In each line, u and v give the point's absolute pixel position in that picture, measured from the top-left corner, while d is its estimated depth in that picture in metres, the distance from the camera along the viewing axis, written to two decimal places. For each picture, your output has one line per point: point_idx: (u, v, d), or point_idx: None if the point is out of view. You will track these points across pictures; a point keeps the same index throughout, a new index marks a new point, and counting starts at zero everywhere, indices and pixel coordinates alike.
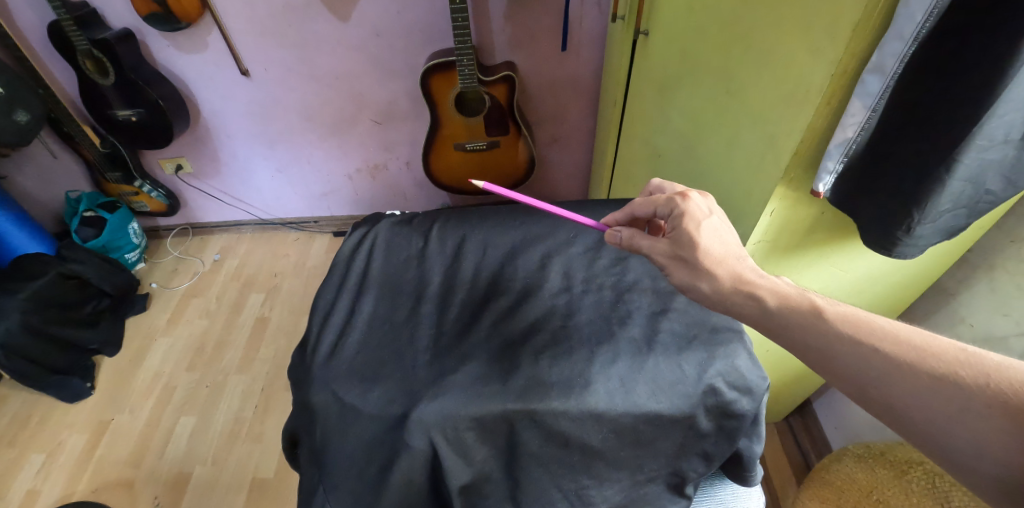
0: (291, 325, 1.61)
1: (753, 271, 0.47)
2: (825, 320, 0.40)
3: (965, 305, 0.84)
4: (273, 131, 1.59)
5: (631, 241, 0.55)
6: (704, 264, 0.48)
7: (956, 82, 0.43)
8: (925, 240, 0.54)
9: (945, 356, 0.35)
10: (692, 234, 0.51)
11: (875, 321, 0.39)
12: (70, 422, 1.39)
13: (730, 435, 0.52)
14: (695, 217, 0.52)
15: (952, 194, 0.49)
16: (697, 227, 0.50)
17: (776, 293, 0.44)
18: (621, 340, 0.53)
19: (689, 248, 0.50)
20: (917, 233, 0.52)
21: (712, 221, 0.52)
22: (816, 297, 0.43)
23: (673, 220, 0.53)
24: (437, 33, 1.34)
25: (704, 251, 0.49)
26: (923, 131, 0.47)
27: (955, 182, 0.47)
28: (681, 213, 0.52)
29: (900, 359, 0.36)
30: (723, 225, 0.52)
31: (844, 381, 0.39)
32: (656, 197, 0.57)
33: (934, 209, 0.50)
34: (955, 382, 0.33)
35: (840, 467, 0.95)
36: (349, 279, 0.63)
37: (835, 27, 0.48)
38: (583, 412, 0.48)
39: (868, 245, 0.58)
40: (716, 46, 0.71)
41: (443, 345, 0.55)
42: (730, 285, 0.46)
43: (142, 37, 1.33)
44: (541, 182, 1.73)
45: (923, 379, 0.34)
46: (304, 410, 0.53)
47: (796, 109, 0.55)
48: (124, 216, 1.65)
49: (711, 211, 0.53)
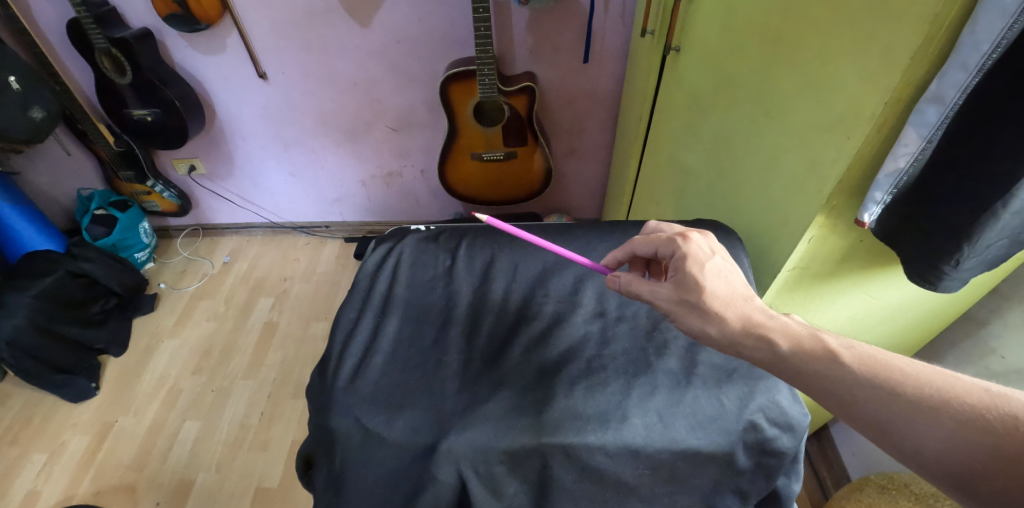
0: (299, 330, 1.60)
1: (762, 313, 0.44)
2: (842, 364, 0.38)
3: (996, 335, 0.80)
4: (288, 135, 1.58)
5: (629, 285, 0.51)
6: (711, 307, 0.45)
7: (1002, 116, 0.40)
8: (970, 273, 0.51)
9: (969, 398, 0.33)
10: (697, 277, 0.48)
11: (892, 363, 0.36)
12: (73, 422, 1.37)
13: (768, 472, 0.49)
14: (697, 258, 0.49)
15: (1003, 230, 0.45)
16: (700, 269, 0.48)
17: (788, 336, 0.41)
18: (658, 371, 0.52)
19: (694, 291, 0.47)
20: (965, 266, 0.49)
21: (715, 261, 0.49)
22: (828, 337, 0.40)
23: (674, 263, 0.50)
24: (458, 42, 1.33)
25: (711, 294, 0.46)
26: (966, 162, 0.45)
27: (1009, 216, 0.44)
28: (683, 255, 0.49)
29: (923, 403, 0.34)
30: (722, 264, 0.49)
31: (866, 428, 0.36)
32: (657, 235, 0.54)
33: (984, 242, 0.47)
34: (983, 426, 0.31)
35: (863, 498, 0.88)
36: (374, 296, 0.61)
37: (891, 55, 0.46)
38: (619, 447, 0.46)
39: (912, 280, 0.55)
40: (755, 66, 0.70)
41: (473, 373, 0.53)
42: (740, 327, 0.44)
43: (161, 37, 1.33)
44: (555, 193, 1.71)
45: (948, 422, 0.32)
46: (322, 435, 0.50)
47: (842, 135, 0.54)
48: (135, 216, 1.64)
49: (710, 252, 0.50)
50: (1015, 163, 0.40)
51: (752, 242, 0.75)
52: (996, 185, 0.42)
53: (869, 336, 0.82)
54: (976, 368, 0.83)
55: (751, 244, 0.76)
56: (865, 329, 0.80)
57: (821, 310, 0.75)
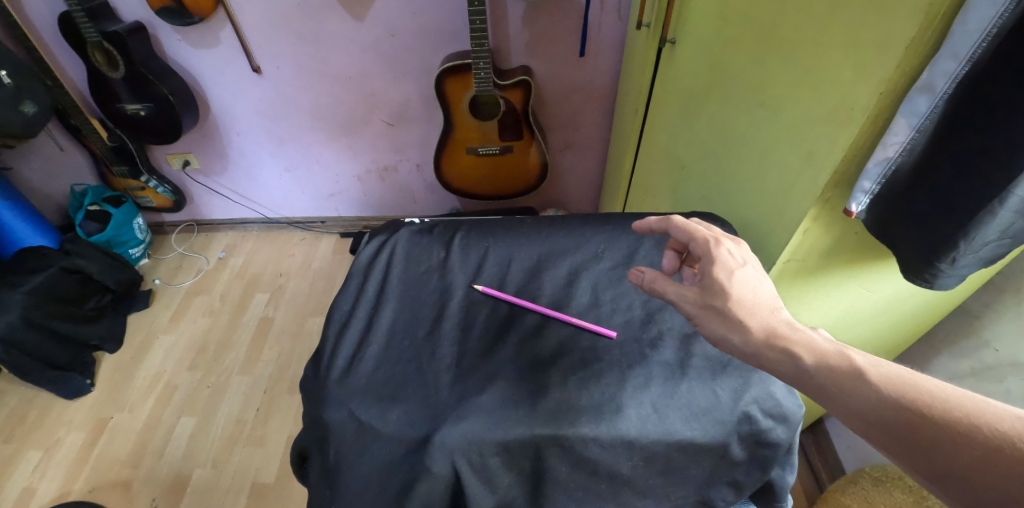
0: (295, 326, 1.59)
1: (786, 324, 0.43)
2: (867, 382, 0.36)
3: (991, 328, 0.80)
4: (283, 129, 1.57)
5: (653, 283, 0.52)
6: (736, 314, 0.45)
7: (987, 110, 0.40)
8: (966, 270, 0.50)
9: (1001, 425, 0.31)
10: (724, 283, 0.48)
11: (922, 386, 0.35)
12: (68, 419, 1.37)
13: (763, 463, 0.50)
14: (726, 265, 0.49)
15: (1001, 225, 0.44)
16: (728, 276, 0.48)
17: (811, 350, 0.40)
18: (653, 363, 0.52)
19: (720, 297, 0.47)
20: (961, 264, 0.48)
21: (746, 271, 0.48)
22: (855, 354, 0.39)
23: (703, 266, 0.50)
24: (453, 35, 1.32)
25: (736, 300, 0.46)
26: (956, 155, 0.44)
27: (1005, 214, 0.43)
28: (712, 260, 0.49)
29: (949, 429, 0.32)
30: (752, 275, 0.48)
31: (892, 451, 0.35)
32: (694, 231, 0.54)
33: (979, 240, 0.45)
34: (1013, 456, 0.29)
35: (856, 490, 0.89)
36: (367, 288, 0.61)
37: (885, 46, 0.45)
38: (614, 439, 0.46)
39: (906, 277, 0.54)
40: (751, 57, 0.69)
41: (467, 364, 0.53)
42: (762, 338, 0.43)
43: (154, 31, 1.32)
44: (551, 188, 1.71)
45: (975, 451, 0.31)
46: (315, 428, 0.50)
47: (837, 127, 0.53)
48: (129, 211, 1.63)
49: (740, 262, 0.49)
50: (1011, 159, 0.39)
51: (748, 234, 0.75)
52: (989, 183, 0.41)
53: (864, 330, 0.83)
54: (970, 361, 0.83)
55: (746, 238, 0.76)
56: (860, 322, 0.80)
57: (816, 303, 0.75)
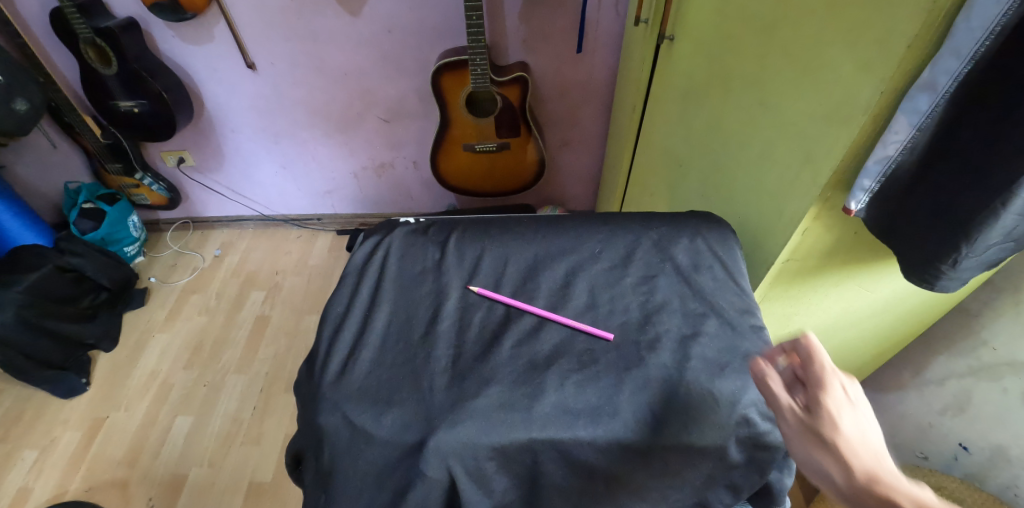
0: (291, 324, 1.58)
1: (901, 479, 0.35)
2: None
3: (989, 327, 0.79)
4: (278, 125, 1.55)
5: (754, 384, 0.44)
6: (840, 454, 0.37)
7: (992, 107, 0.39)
8: (970, 273, 0.49)
9: None
10: (833, 415, 0.39)
11: None
12: (64, 419, 1.36)
13: (762, 467, 0.49)
14: (840, 396, 0.40)
15: (1005, 229, 0.43)
16: (838, 406, 0.39)
17: None
18: (650, 366, 0.51)
19: (824, 431, 0.39)
20: (964, 267, 0.47)
21: (866, 410, 0.40)
22: None
23: (806, 385, 0.42)
24: (450, 31, 1.31)
25: (844, 439, 0.38)
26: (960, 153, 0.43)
27: (1009, 217, 0.42)
28: (821, 381, 0.41)
29: None
30: (867, 419, 0.39)
31: None
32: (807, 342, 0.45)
33: (983, 244, 0.45)
34: None
35: None
36: (361, 290, 0.60)
37: (887, 42, 0.45)
38: (610, 443, 0.46)
39: (908, 278, 0.53)
40: (749, 54, 0.69)
41: (462, 367, 0.52)
42: (868, 490, 0.35)
43: (146, 27, 1.30)
44: (548, 185, 1.70)
45: None
46: (309, 432, 0.49)
47: (837, 125, 0.52)
48: (124, 209, 1.62)
49: (851, 398, 0.40)
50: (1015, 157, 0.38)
51: (747, 233, 0.75)
52: (992, 181, 0.41)
53: (863, 329, 0.82)
54: (968, 360, 0.83)
55: (745, 236, 0.75)
56: (858, 321, 0.80)
57: (814, 302, 0.75)
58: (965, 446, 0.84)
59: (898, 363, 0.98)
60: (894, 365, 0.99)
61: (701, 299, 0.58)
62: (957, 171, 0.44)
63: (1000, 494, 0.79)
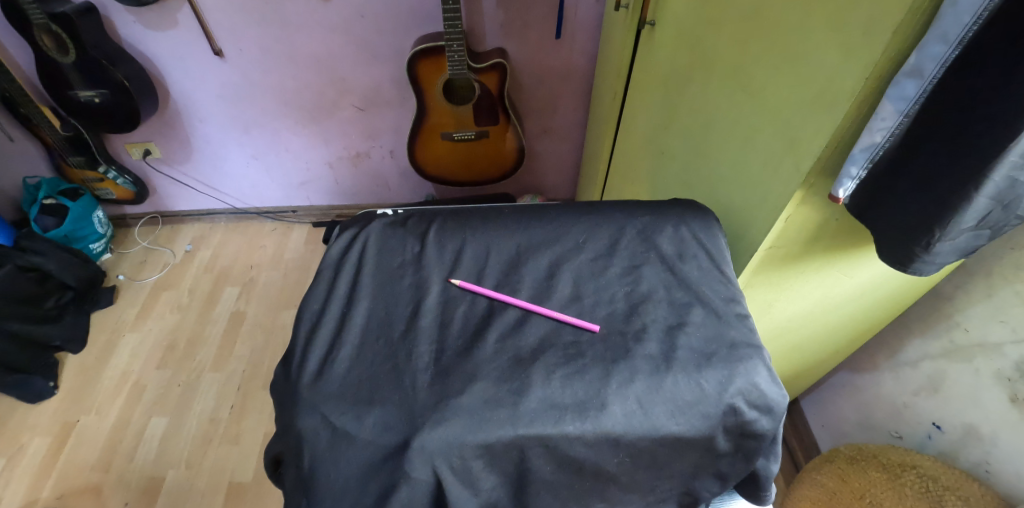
0: (268, 319, 1.54)
1: None
2: None
3: (962, 311, 0.81)
4: (249, 115, 1.49)
5: None
6: None
7: (972, 91, 0.39)
8: (943, 257, 0.49)
9: None
10: None
11: None
12: (31, 424, 1.30)
13: (748, 454, 0.49)
14: None
15: (978, 211, 0.43)
16: None
17: None
18: (637, 357, 0.50)
19: None
20: (936, 251, 0.48)
21: None
22: None
23: None
24: (426, 16, 1.27)
25: None
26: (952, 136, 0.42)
27: (981, 200, 0.42)
28: None
29: None
30: None
31: None
32: None
33: (957, 227, 0.45)
34: None
35: (831, 469, 0.89)
36: (338, 286, 0.58)
37: (873, 28, 0.44)
38: (598, 437, 0.45)
39: (883, 260, 0.54)
40: (732, 39, 0.68)
41: (445, 363, 0.50)
42: None
43: (104, 12, 1.23)
44: (529, 174, 1.69)
45: None
46: (286, 436, 0.47)
47: (822, 111, 0.52)
48: (88, 204, 1.55)
49: None
50: (997, 141, 0.38)
51: (730, 221, 0.74)
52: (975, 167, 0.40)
53: (840, 313, 0.83)
54: (942, 342, 0.85)
55: (728, 224, 0.75)
56: (837, 306, 0.81)
57: (795, 288, 0.75)
58: (938, 425, 0.87)
59: (874, 345, 1.00)
60: (870, 347, 1.01)
61: (687, 288, 0.58)
62: (938, 158, 0.44)
63: (971, 470, 0.82)
